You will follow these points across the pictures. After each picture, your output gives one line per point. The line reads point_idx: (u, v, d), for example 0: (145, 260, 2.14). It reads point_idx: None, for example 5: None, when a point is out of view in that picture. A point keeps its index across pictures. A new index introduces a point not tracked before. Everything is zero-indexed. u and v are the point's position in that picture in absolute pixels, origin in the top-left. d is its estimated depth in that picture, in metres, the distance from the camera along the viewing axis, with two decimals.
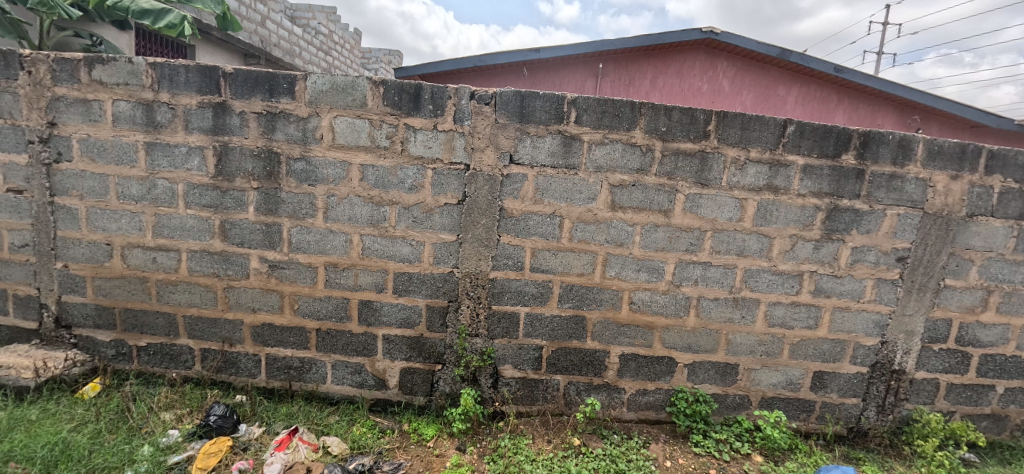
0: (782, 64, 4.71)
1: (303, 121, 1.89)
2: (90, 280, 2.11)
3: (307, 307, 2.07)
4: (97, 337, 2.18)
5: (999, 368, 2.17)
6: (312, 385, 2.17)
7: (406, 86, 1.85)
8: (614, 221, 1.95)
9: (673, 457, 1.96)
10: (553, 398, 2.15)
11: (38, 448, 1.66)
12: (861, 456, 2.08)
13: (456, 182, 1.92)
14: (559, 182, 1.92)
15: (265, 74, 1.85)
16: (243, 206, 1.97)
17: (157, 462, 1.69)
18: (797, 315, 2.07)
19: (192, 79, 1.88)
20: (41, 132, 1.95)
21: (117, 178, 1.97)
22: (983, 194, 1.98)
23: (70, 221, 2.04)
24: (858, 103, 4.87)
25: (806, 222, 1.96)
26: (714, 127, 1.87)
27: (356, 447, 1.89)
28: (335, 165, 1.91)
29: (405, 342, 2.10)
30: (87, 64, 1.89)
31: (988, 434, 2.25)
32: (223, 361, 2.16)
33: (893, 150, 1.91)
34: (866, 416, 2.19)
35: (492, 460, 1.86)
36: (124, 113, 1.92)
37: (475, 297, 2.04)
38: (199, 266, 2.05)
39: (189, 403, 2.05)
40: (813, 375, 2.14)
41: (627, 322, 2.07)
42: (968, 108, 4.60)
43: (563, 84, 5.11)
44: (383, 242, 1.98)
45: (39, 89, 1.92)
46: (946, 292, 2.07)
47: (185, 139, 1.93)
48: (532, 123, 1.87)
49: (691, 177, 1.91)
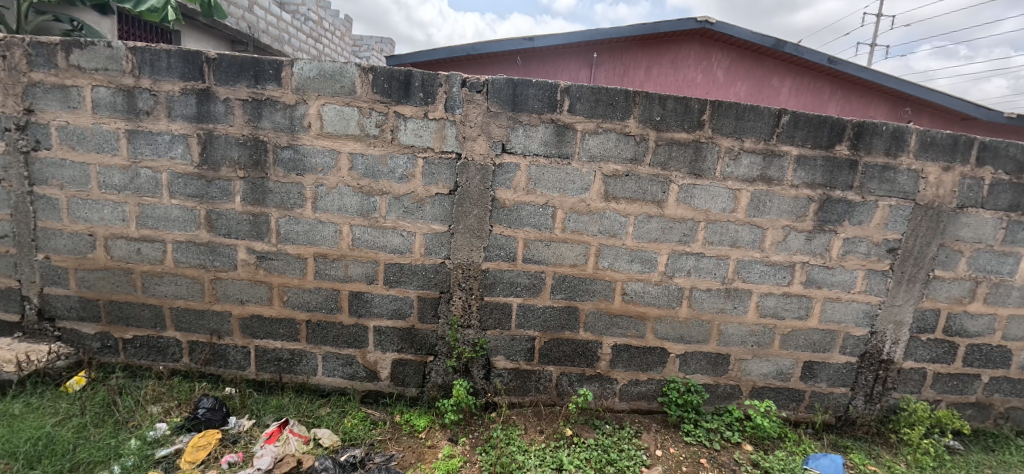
0: (777, 55, 4.66)
1: (290, 109, 1.84)
2: (72, 272, 2.06)
3: (296, 299, 2.04)
4: (82, 330, 2.13)
5: (984, 357, 2.20)
6: (302, 377, 2.15)
7: (395, 73, 1.81)
8: (608, 211, 1.94)
9: (665, 447, 1.97)
10: (546, 389, 2.15)
11: (21, 444, 1.63)
12: (849, 444, 2.11)
13: (447, 171, 1.89)
14: (552, 173, 1.89)
15: (250, 60, 1.81)
16: (229, 196, 1.93)
17: (145, 455, 1.68)
18: (788, 305, 2.07)
19: (174, 64, 1.82)
20: (18, 119, 1.89)
21: (99, 167, 1.92)
22: (973, 185, 1.98)
23: (50, 210, 1.98)
24: (851, 93, 4.87)
25: (799, 213, 1.96)
26: (709, 117, 1.85)
27: (347, 439, 1.88)
28: (324, 154, 1.87)
29: (398, 333, 2.08)
30: (64, 49, 1.82)
31: (974, 422, 2.28)
32: (212, 353, 2.14)
33: (887, 141, 1.91)
34: (854, 404, 2.22)
35: (484, 451, 1.86)
36: (104, 99, 1.86)
37: (467, 288, 2.02)
38: (185, 257, 2.01)
39: (178, 396, 2.02)
40: (803, 365, 2.16)
41: (620, 313, 2.06)
42: (959, 100, 4.62)
43: (557, 74, 5.09)
44: (374, 232, 1.95)
45: (15, 74, 1.86)
46: (935, 283, 2.09)
47: (168, 127, 1.88)
48: (525, 111, 1.84)
49: (685, 167, 1.90)
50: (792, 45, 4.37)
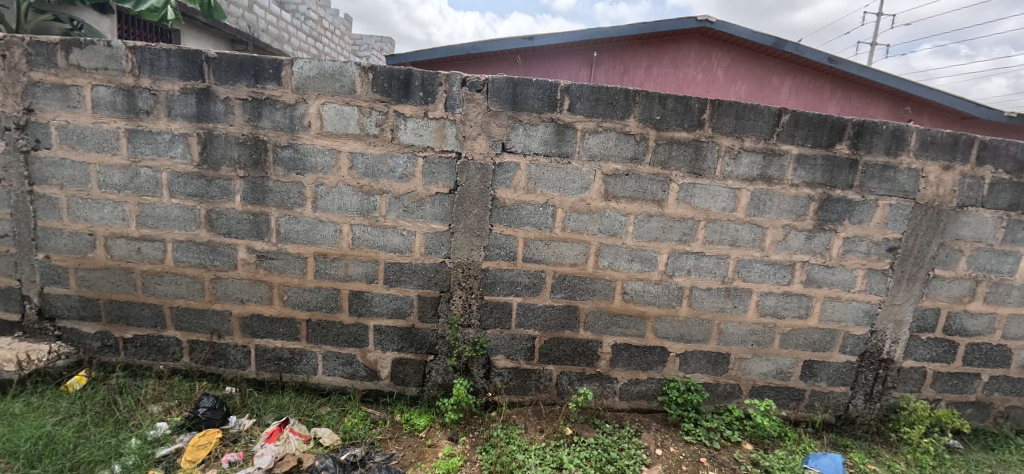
0: (777, 54, 4.66)
1: (290, 108, 1.84)
2: (73, 271, 2.06)
3: (296, 298, 2.04)
4: (83, 329, 2.13)
5: (984, 356, 2.20)
6: (302, 376, 2.15)
7: (395, 72, 1.81)
8: (608, 210, 1.94)
9: (665, 446, 1.97)
10: (546, 388, 2.15)
11: (21, 443, 1.63)
12: (849, 443, 2.11)
13: (447, 171, 1.89)
14: (552, 172, 1.89)
15: (250, 59, 1.80)
16: (229, 195, 1.93)
17: (145, 455, 1.68)
18: (788, 304, 2.07)
19: (173, 64, 1.82)
20: (17, 118, 1.89)
21: (99, 167, 1.92)
22: (973, 185, 1.98)
23: (50, 210, 1.98)
24: (852, 92, 4.86)
25: (799, 212, 1.96)
26: (709, 116, 1.85)
27: (347, 438, 1.89)
28: (324, 153, 1.87)
29: (398, 333, 2.08)
30: (64, 48, 1.82)
31: (973, 421, 2.28)
32: (212, 353, 2.14)
33: (887, 140, 1.91)
34: (854, 403, 2.22)
35: (484, 450, 1.86)
36: (104, 99, 1.86)
37: (467, 287, 2.02)
38: (186, 256, 2.01)
39: (178, 396, 2.02)
40: (803, 364, 2.16)
41: (620, 312, 2.07)
42: (959, 99, 4.62)
43: (557, 73, 5.08)
44: (374, 232, 1.95)
45: (15, 74, 1.86)
46: (935, 283, 2.09)
47: (168, 126, 1.87)
48: (525, 110, 1.84)
49: (685, 167, 1.90)
50: (793, 44, 4.36)
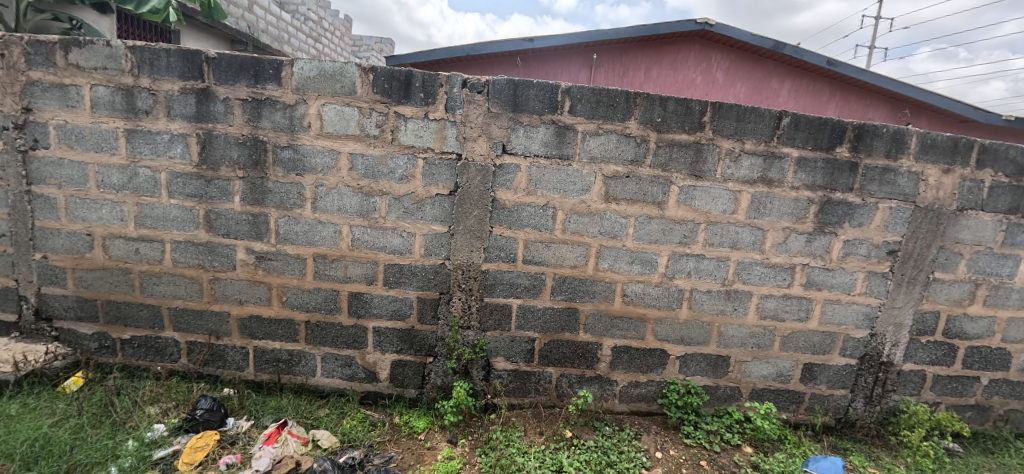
0: (776, 57, 4.67)
1: (291, 108, 1.84)
2: (71, 271, 2.05)
3: (295, 299, 2.04)
4: (80, 330, 2.12)
5: (984, 360, 2.20)
6: (301, 378, 2.14)
7: (395, 73, 1.80)
8: (608, 212, 1.94)
9: (665, 449, 1.96)
10: (545, 390, 2.15)
11: (17, 445, 1.62)
12: (849, 447, 2.11)
13: (447, 172, 1.88)
14: (552, 173, 1.89)
15: (251, 59, 1.80)
16: (228, 196, 1.92)
17: (142, 457, 1.67)
18: (788, 307, 2.07)
19: (173, 63, 1.82)
20: (16, 117, 1.88)
21: (98, 166, 1.91)
22: (973, 188, 1.99)
23: (47, 210, 1.97)
24: (850, 95, 4.88)
25: (799, 215, 1.96)
26: (709, 119, 1.85)
27: (345, 440, 1.88)
28: (324, 154, 1.86)
29: (397, 334, 2.07)
30: (63, 47, 1.82)
31: (973, 424, 2.28)
32: (211, 354, 2.12)
33: (887, 143, 1.91)
34: (854, 406, 2.22)
35: (483, 453, 1.85)
36: (102, 99, 1.85)
37: (467, 289, 2.01)
38: (185, 257, 2.00)
39: (175, 397, 2.01)
40: (803, 367, 2.16)
41: (620, 314, 2.06)
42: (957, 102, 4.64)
43: (557, 75, 5.09)
44: (373, 233, 1.94)
45: (14, 73, 1.85)
46: (934, 286, 2.09)
47: (167, 126, 1.87)
48: (525, 112, 1.84)
49: (685, 169, 1.90)
50: (792, 47, 4.38)
